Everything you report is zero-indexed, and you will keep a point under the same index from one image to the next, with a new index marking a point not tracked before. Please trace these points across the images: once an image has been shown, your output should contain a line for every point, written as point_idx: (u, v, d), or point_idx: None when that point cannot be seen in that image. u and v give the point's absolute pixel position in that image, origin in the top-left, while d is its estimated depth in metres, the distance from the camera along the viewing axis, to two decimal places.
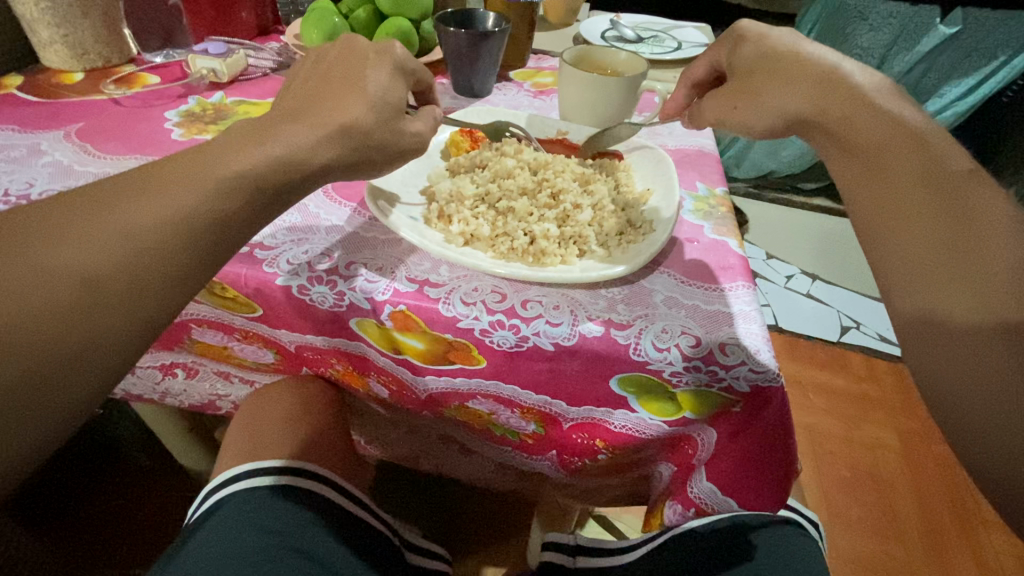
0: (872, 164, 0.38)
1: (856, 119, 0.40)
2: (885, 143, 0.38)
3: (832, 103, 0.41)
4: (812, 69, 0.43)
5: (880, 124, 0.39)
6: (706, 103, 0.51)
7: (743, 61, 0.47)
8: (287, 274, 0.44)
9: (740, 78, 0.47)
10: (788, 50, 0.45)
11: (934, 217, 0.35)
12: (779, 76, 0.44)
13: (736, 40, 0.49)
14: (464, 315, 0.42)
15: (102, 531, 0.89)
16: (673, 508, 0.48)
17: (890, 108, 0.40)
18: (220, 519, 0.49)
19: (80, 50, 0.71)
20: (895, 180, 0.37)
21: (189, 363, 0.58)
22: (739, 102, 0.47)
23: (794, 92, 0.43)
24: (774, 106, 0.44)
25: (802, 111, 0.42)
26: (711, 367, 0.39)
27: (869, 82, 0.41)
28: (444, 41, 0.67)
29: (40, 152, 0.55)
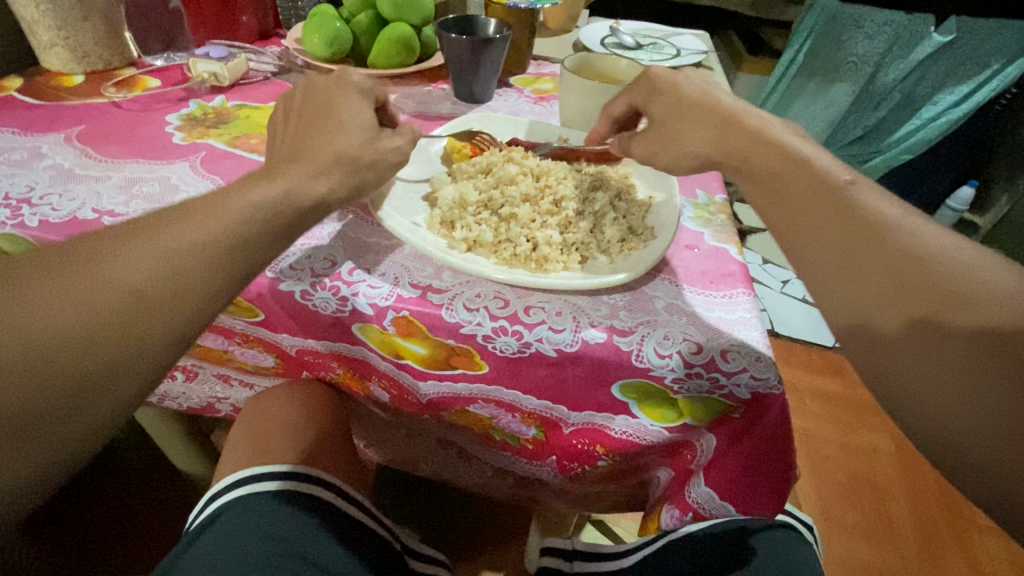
0: (778, 193, 0.40)
1: (755, 158, 0.42)
2: (786, 174, 0.41)
3: (733, 143, 0.44)
4: (713, 112, 0.46)
5: (777, 159, 0.42)
6: (625, 142, 0.52)
7: (654, 108, 0.51)
8: (290, 279, 0.44)
9: (654, 122, 0.50)
10: (693, 98, 0.48)
11: (848, 229, 0.37)
12: (686, 119, 0.47)
13: (645, 85, 0.53)
14: (467, 321, 0.42)
15: (97, 534, 0.89)
16: (670, 513, 0.49)
17: (780, 140, 0.43)
18: (220, 529, 0.48)
19: (80, 52, 0.70)
20: (805, 200, 0.39)
21: (190, 366, 0.58)
22: (658, 143, 0.49)
23: (699, 136, 0.46)
24: (689, 148, 0.46)
25: (710, 153, 0.45)
26: (713, 374, 0.40)
27: (761, 126, 0.45)
28: (445, 46, 0.68)
29: (41, 155, 0.55)
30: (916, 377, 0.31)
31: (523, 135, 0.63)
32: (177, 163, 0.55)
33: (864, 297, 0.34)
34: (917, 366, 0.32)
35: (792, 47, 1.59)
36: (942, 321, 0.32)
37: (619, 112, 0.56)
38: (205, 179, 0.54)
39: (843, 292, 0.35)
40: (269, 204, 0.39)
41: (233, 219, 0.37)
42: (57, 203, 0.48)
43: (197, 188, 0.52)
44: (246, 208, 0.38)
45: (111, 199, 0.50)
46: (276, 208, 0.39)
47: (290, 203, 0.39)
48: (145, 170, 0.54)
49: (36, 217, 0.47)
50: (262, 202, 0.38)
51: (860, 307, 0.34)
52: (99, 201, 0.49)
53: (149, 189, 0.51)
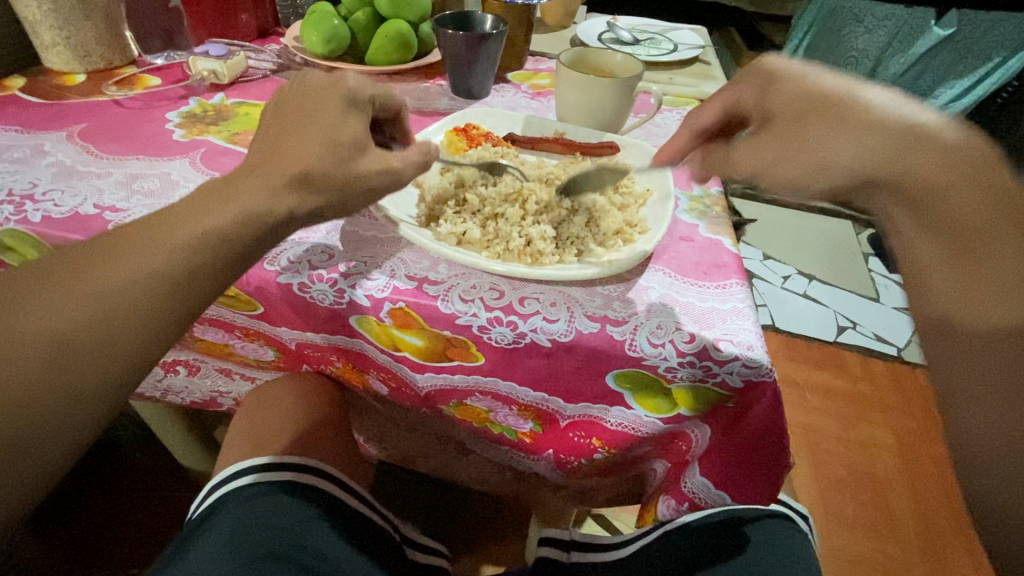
0: (967, 247, 0.34)
1: (942, 190, 0.35)
2: (985, 222, 0.34)
3: (922, 164, 0.35)
4: (893, 124, 0.37)
5: (978, 199, 0.35)
6: (734, 150, 0.42)
7: (781, 105, 0.41)
8: (288, 272, 0.45)
9: (790, 122, 0.40)
10: (846, 98, 0.39)
11: None
12: (843, 123, 0.37)
13: (772, 80, 0.43)
14: (463, 311, 0.43)
15: (102, 529, 0.90)
16: (667, 503, 0.52)
17: (990, 173, 0.35)
18: (223, 516, 0.49)
19: (82, 51, 0.71)
20: (1001, 270, 0.33)
21: (191, 361, 0.59)
22: (783, 148, 0.39)
23: (868, 146, 0.37)
24: (839, 164, 0.37)
25: (875, 171, 0.36)
26: (706, 363, 0.40)
27: (955, 138, 0.36)
28: (443, 42, 0.68)
29: (42, 153, 0.55)
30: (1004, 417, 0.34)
31: (520, 129, 0.64)
32: (176, 160, 0.56)
33: (1000, 331, 0.34)
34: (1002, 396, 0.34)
35: (793, 42, 1.64)
36: None
37: (712, 119, 0.49)
38: (205, 175, 0.54)
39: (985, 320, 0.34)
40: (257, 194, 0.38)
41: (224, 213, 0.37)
42: (59, 199, 0.49)
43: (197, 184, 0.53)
44: (232, 201, 0.38)
45: (112, 195, 0.50)
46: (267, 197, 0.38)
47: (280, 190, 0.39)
48: (146, 167, 0.55)
49: (39, 212, 0.47)
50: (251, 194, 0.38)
51: (985, 345, 0.34)
52: (101, 197, 0.50)
53: (150, 185, 0.52)
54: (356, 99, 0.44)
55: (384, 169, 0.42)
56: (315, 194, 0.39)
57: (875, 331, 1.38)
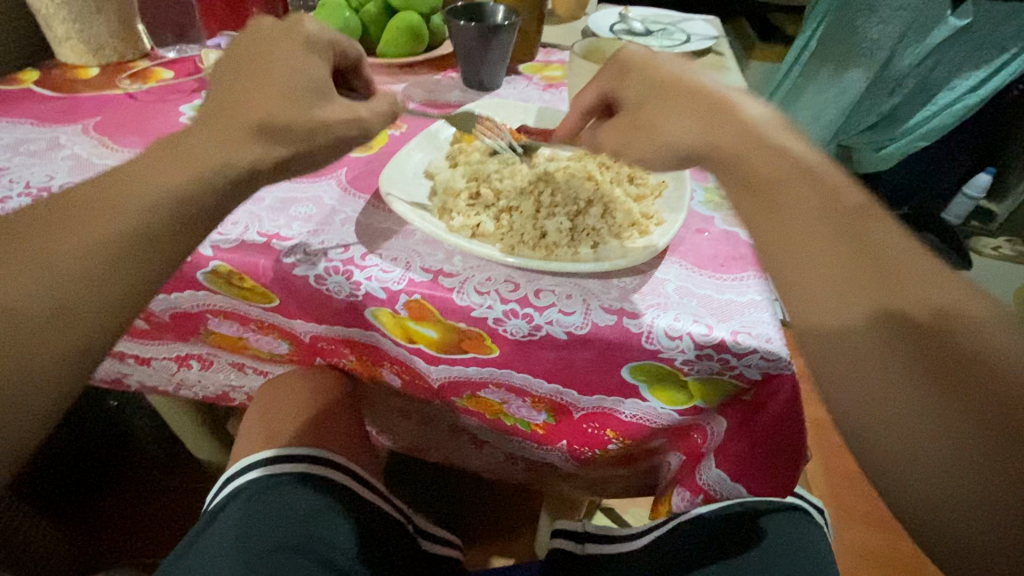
0: (766, 205, 0.38)
1: (746, 159, 0.39)
2: (779, 180, 0.38)
3: (721, 136, 0.40)
4: (702, 99, 0.41)
5: (769, 164, 0.38)
6: (599, 134, 0.46)
7: (632, 92, 0.45)
8: (303, 263, 0.45)
9: (629, 109, 0.45)
10: (682, 80, 0.43)
11: (832, 239, 0.35)
12: (673, 103, 0.42)
13: (621, 69, 0.47)
14: (478, 304, 0.42)
15: (119, 520, 0.92)
16: (681, 496, 0.51)
17: (775, 142, 0.39)
18: (238, 506, 0.50)
19: (96, 45, 0.72)
20: (794, 222, 0.36)
21: (206, 354, 0.59)
22: (631, 134, 0.43)
23: (690, 122, 0.40)
24: (667, 139, 0.41)
25: (696, 145, 0.40)
26: (723, 356, 0.40)
27: (757, 116, 0.41)
28: (455, 33, 0.68)
29: (58, 146, 0.56)
30: (872, 378, 0.33)
31: (533, 121, 0.63)
32: None
33: (849, 324, 0.33)
34: (874, 360, 0.33)
35: (805, 32, 1.53)
36: (944, 367, 0.31)
37: (590, 102, 0.52)
38: None
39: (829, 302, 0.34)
40: None
41: None
42: None
43: None
44: None
45: None
46: None
47: None
48: None
49: None
50: None
51: (831, 316, 0.34)
52: None
53: None
54: (312, 42, 0.44)
55: (349, 118, 0.43)
56: (281, 142, 0.40)
57: None
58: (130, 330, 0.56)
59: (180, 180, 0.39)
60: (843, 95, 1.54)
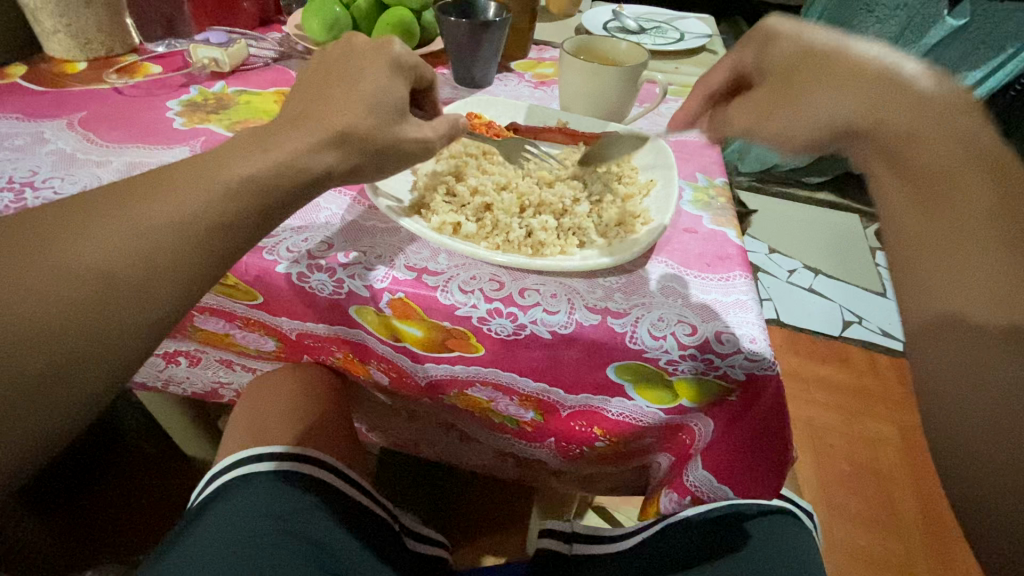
0: (930, 194, 0.35)
1: (918, 138, 0.35)
2: (954, 168, 0.34)
3: (889, 110, 0.36)
4: (869, 69, 0.38)
5: (945, 148, 0.35)
6: (730, 110, 0.46)
7: (780, 59, 0.43)
8: (287, 261, 0.44)
9: (780, 79, 0.42)
10: (834, 50, 0.40)
11: (997, 228, 0.33)
12: (831, 78, 0.39)
13: (767, 39, 0.45)
14: (462, 302, 0.42)
15: (106, 517, 0.91)
16: (669, 498, 0.49)
17: (965, 120, 0.36)
18: (224, 505, 0.50)
19: (83, 39, 0.71)
20: (961, 217, 0.34)
21: (193, 351, 0.59)
22: (776, 106, 0.42)
23: (844, 95, 0.38)
24: (817, 113, 0.39)
25: (850, 122, 0.38)
26: (708, 356, 0.39)
27: (934, 88, 0.37)
28: (445, 29, 0.67)
29: (43, 141, 0.55)
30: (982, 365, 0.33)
31: (522, 118, 0.63)
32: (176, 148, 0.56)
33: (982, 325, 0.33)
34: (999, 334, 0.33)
35: None
36: None
37: (720, 83, 0.50)
38: None
39: (944, 287, 0.34)
40: (262, 180, 0.38)
41: (220, 199, 0.37)
42: (60, 186, 0.49)
43: None
44: (231, 187, 0.37)
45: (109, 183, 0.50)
46: (269, 183, 0.38)
47: (281, 175, 0.38)
48: (145, 154, 0.54)
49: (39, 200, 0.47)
50: (252, 175, 0.37)
51: (993, 285, 0.33)
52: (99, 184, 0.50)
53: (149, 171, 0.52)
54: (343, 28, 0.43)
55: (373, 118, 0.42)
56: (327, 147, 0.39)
57: (881, 326, 1.37)
58: None
59: (166, 171, 0.38)
60: None
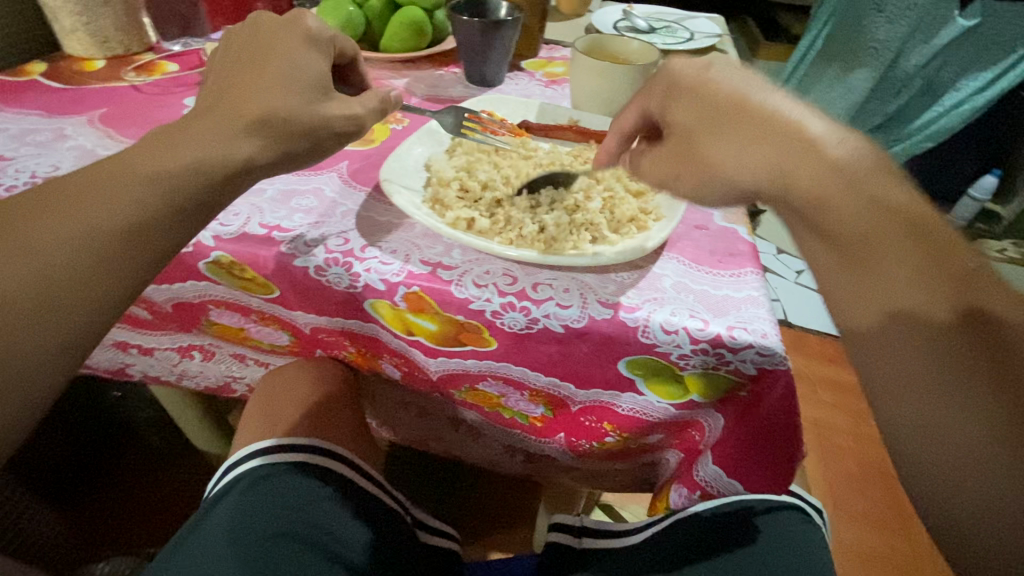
0: (856, 261, 0.34)
1: (829, 204, 0.34)
2: (871, 233, 0.33)
3: (801, 177, 0.35)
4: (772, 129, 0.37)
5: (852, 211, 0.34)
6: (643, 159, 0.43)
7: (678, 118, 0.40)
8: (304, 255, 0.45)
9: (680, 136, 0.40)
10: (738, 103, 0.38)
11: (936, 291, 0.32)
12: (740, 134, 0.37)
13: (668, 86, 0.42)
14: (476, 297, 0.43)
15: (120, 509, 0.93)
16: (680, 492, 0.52)
17: (872, 183, 0.35)
18: (239, 495, 0.50)
19: (101, 37, 0.72)
20: (887, 283, 0.32)
21: (207, 345, 0.60)
22: (685, 164, 0.40)
23: (751, 156, 0.36)
24: (731, 173, 0.37)
25: (763, 185, 0.37)
26: (719, 350, 0.40)
27: (845, 154, 0.36)
28: (458, 29, 0.68)
29: (64, 137, 0.56)
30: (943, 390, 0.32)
31: (533, 116, 0.63)
32: None
33: None
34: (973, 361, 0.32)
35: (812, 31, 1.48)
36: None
37: (630, 127, 0.47)
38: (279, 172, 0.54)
39: (895, 361, 0.32)
40: None
41: None
42: None
43: (278, 183, 0.53)
44: None
45: None
46: None
47: None
48: None
49: None
50: None
51: (930, 350, 0.31)
52: None
53: None
54: None
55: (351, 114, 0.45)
56: None
57: None
58: (133, 320, 0.57)
59: (182, 165, 0.39)
60: (849, 94, 1.48)
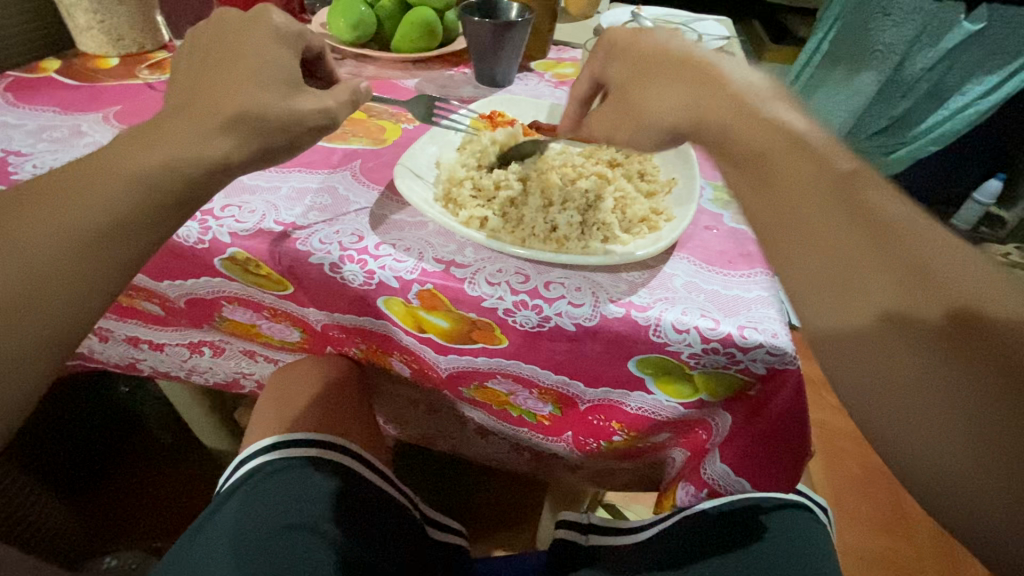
0: (763, 179, 0.35)
1: (738, 129, 0.36)
2: (774, 153, 0.35)
3: (709, 109, 0.38)
4: (688, 68, 0.40)
5: (761, 134, 0.36)
6: (589, 116, 0.47)
7: (615, 72, 0.45)
8: (319, 252, 0.45)
9: (617, 89, 0.44)
10: (665, 52, 0.42)
11: (837, 206, 0.33)
12: (661, 77, 0.40)
13: (608, 48, 0.47)
14: (489, 294, 0.43)
15: (129, 504, 0.94)
16: (685, 490, 0.52)
17: (772, 111, 0.37)
18: (250, 489, 0.51)
19: (115, 35, 0.73)
20: (792, 198, 0.34)
21: (218, 340, 0.60)
22: (619, 110, 0.43)
23: (673, 93, 0.39)
24: (655, 113, 0.40)
25: (680, 123, 0.39)
26: (730, 349, 0.40)
27: (747, 86, 0.39)
28: (469, 30, 0.68)
29: (80, 133, 0.57)
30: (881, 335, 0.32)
31: (544, 117, 0.64)
32: None
33: None
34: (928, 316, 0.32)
35: (816, 36, 1.48)
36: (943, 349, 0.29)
37: (584, 92, 0.52)
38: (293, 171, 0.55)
39: (808, 269, 0.33)
40: None
41: None
42: None
43: (293, 181, 0.53)
44: None
45: None
46: None
47: None
48: None
49: None
50: None
51: (838, 255, 0.32)
52: None
53: None
54: None
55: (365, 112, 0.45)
56: None
57: None
58: (146, 316, 0.58)
59: (198, 163, 0.39)
60: (854, 97, 1.48)
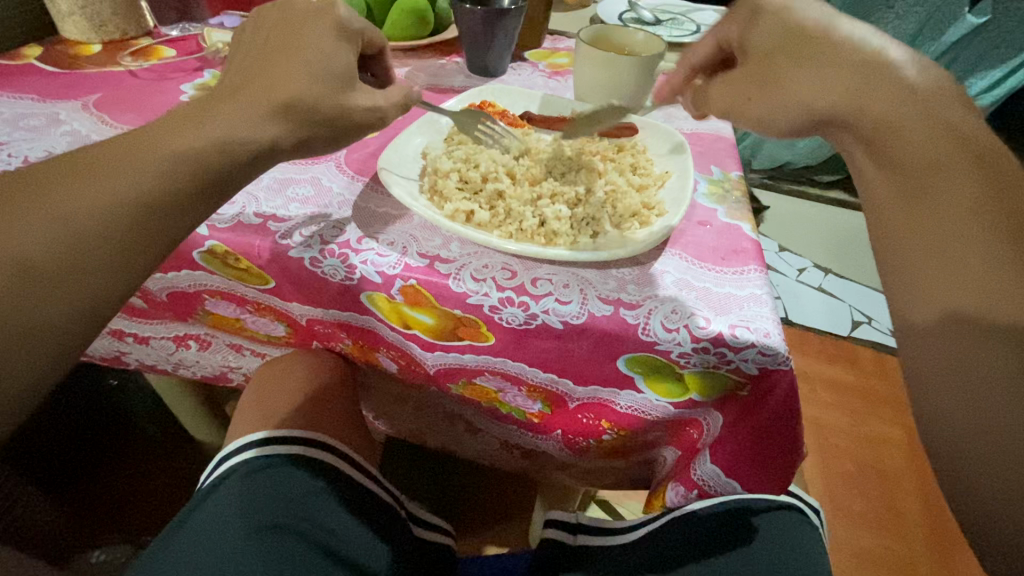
0: (912, 185, 0.35)
1: (898, 128, 0.35)
2: (941, 162, 0.34)
3: (872, 100, 0.36)
4: (850, 53, 0.37)
5: (925, 139, 0.35)
6: (712, 88, 0.46)
7: (762, 40, 0.41)
8: (299, 246, 0.44)
9: (763, 60, 0.41)
10: (822, 31, 0.39)
11: (982, 220, 0.33)
12: (810, 62, 0.38)
13: (754, 14, 0.43)
14: (474, 291, 0.42)
15: (117, 498, 0.93)
16: (676, 491, 0.50)
17: (941, 109, 0.35)
18: (230, 488, 0.50)
19: (98, 22, 0.71)
20: (940, 211, 0.34)
21: (203, 335, 0.59)
22: (755, 87, 0.41)
23: (825, 78, 0.37)
24: (803, 98, 0.38)
25: (833, 108, 0.37)
26: (720, 349, 0.39)
27: (920, 77, 0.37)
28: (460, 18, 0.67)
29: (58, 122, 0.55)
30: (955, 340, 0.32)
31: (536, 108, 0.62)
32: None
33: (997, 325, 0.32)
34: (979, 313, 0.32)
35: None
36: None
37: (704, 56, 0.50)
38: None
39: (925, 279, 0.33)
40: None
41: None
42: None
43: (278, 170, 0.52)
44: None
45: None
46: None
47: None
48: None
49: None
50: None
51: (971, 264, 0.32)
52: None
53: None
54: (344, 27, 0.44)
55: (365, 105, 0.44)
56: None
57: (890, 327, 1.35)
58: (129, 310, 0.56)
59: (173, 154, 0.38)
60: None
